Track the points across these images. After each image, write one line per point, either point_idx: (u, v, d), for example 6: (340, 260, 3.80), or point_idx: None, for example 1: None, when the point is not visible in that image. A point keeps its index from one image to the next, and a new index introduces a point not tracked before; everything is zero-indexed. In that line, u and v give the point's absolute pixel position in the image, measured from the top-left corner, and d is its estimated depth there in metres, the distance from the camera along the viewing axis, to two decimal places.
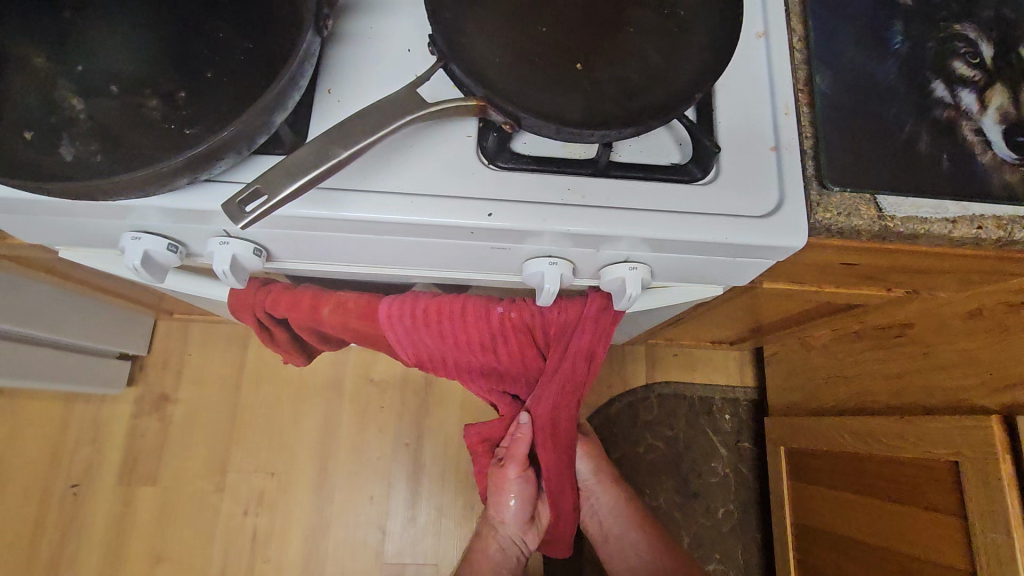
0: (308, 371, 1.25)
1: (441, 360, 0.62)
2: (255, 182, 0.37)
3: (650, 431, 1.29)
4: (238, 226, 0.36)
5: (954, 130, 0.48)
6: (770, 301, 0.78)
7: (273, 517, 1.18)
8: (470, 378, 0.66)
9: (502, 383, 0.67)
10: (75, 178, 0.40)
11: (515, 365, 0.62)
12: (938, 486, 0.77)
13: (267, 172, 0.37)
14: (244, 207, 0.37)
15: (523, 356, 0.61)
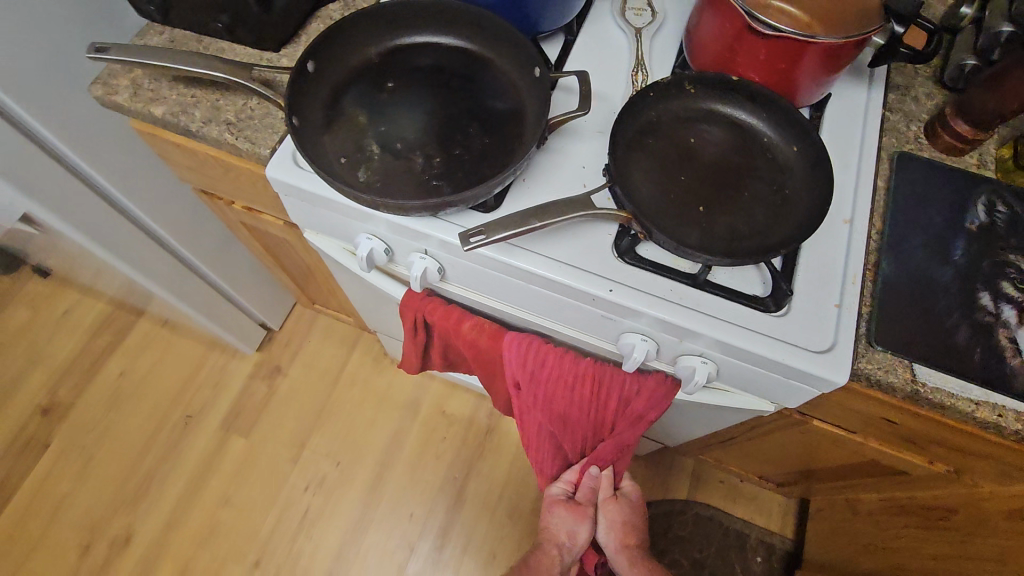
0: (395, 385, 1.45)
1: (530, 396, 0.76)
2: (482, 226, 0.59)
3: (678, 547, 1.32)
4: (464, 248, 0.59)
5: (992, 333, 0.60)
6: (819, 443, 0.87)
7: (327, 500, 1.33)
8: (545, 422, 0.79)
9: (569, 433, 0.79)
10: (364, 192, 0.62)
11: (584, 415, 0.75)
12: None
13: (489, 222, 0.59)
14: (470, 239, 0.59)
15: (593, 408, 0.74)
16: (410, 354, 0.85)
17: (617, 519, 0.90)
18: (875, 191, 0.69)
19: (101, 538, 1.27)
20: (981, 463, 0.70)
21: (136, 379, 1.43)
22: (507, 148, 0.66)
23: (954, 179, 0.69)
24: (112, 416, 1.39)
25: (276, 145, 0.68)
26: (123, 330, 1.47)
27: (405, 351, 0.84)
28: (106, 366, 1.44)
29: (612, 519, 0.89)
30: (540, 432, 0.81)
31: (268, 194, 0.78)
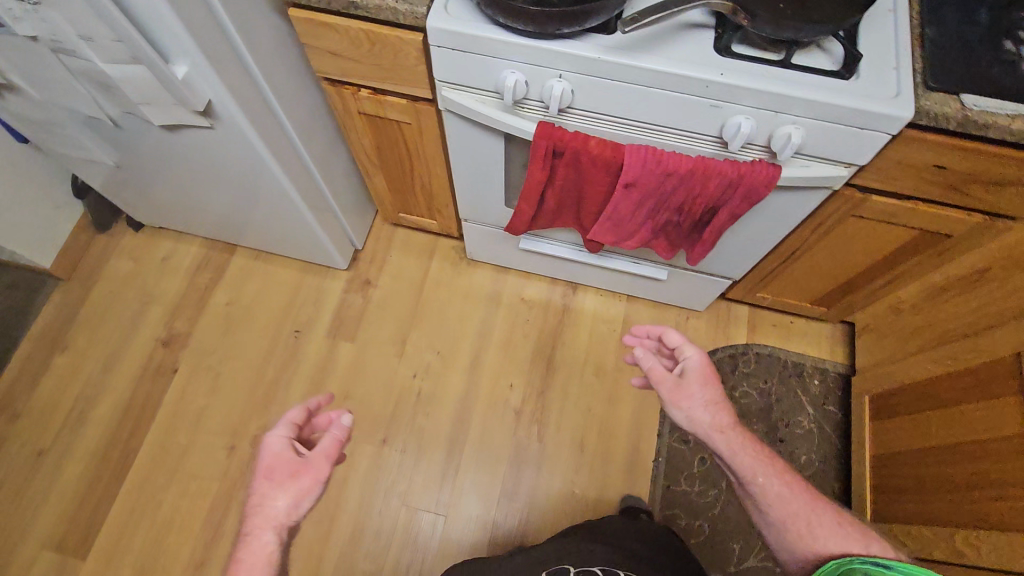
0: (474, 282, 1.61)
1: (640, 187, 0.92)
2: (635, 16, 0.73)
3: (746, 381, 1.49)
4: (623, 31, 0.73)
5: (1016, 67, 0.79)
6: (874, 229, 1.05)
7: (435, 383, 1.50)
8: (649, 202, 0.95)
9: (668, 207, 0.96)
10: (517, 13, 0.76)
11: (686, 195, 0.92)
12: (1000, 377, 0.95)
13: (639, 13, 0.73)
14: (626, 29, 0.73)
15: (695, 190, 0.91)
16: (532, 187, 1.00)
17: (703, 397, 0.88)
18: None
19: (243, 438, 1.43)
20: (1012, 196, 0.89)
21: (242, 306, 1.57)
22: None
23: None
24: (229, 339, 1.53)
25: (430, 3, 0.83)
26: (221, 266, 1.61)
27: (528, 183, 1.00)
28: (213, 297, 1.58)
29: (696, 399, 0.88)
30: (642, 209, 0.97)
31: (409, 63, 0.93)
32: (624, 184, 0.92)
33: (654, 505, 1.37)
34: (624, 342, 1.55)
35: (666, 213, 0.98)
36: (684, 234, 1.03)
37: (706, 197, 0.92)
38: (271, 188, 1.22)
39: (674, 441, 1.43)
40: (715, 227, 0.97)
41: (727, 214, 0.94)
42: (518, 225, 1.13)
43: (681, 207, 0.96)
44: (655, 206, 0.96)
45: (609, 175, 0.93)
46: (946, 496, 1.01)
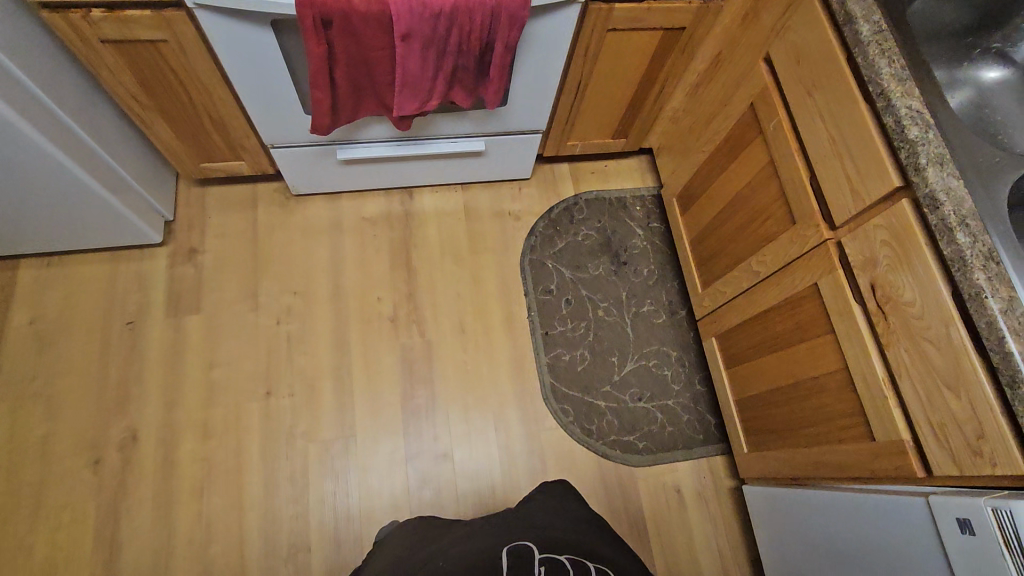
0: (310, 217, 1.57)
1: (416, 35, 0.98)
2: None
3: (584, 225, 1.66)
4: None
5: None
6: (627, 40, 1.22)
7: (302, 323, 1.46)
8: (431, 51, 1.02)
9: (450, 52, 1.03)
10: None
11: (461, 33, 1.00)
12: (748, 127, 1.18)
13: None
14: None
15: (466, 26, 0.99)
16: (318, 69, 1.01)
17: None
18: None
19: (107, 447, 1.30)
20: None
21: (51, 318, 1.38)
22: None
23: None
24: (49, 356, 1.35)
25: None
26: (6, 286, 1.39)
27: (313, 66, 1.01)
28: (10, 320, 1.36)
29: None
30: (429, 60, 1.03)
31: None
32: (401, 36, 0.97)
33: (539, 353, 1.51)
34: (471, 226, 1.62)
35: (451, 60, 1.05)
36: (477, 79, 1.12)
37: (479, 31, 1.00)
38: (56, 177, 1.14)
39: (540, 295, 1.56)
40: (499, 60, 1.08)
41: (504, 45, 1.04)
42: (322, 121, 1.14)
43: (461, 50, 1.04)
44: (438, 55, 1.03)
45: (385, 32, 0.98)
46: (741, 239, 1.25)
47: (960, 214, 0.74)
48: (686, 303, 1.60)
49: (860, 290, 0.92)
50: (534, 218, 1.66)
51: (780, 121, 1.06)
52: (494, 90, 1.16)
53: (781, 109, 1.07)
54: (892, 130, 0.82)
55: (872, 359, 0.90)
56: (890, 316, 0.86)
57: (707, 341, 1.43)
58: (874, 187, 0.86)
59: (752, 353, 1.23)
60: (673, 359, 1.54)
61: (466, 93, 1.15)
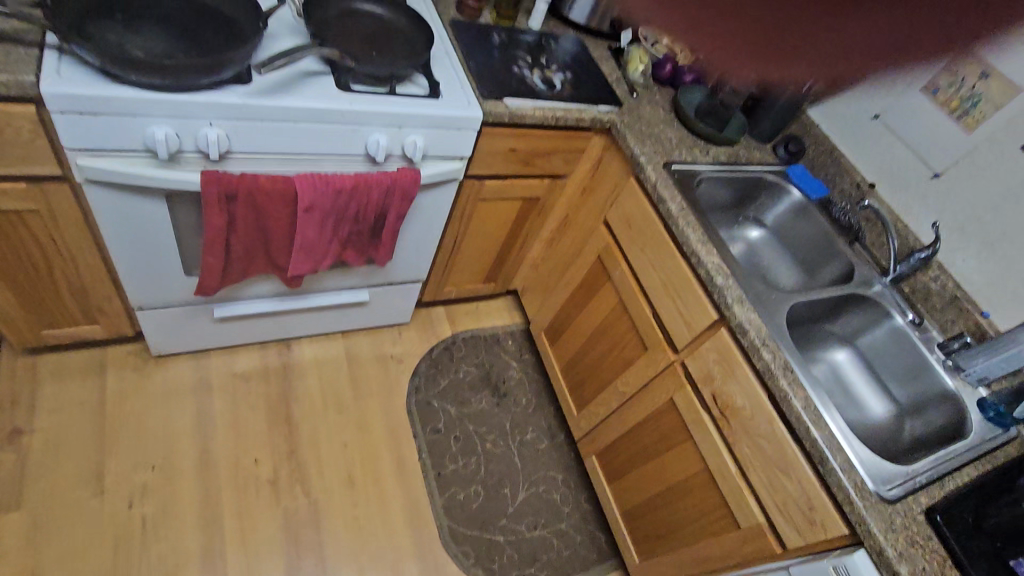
0: (172, 379, 1.45)
1: (319, 207, 1.08)
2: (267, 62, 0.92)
3: (463, 362, 1.77)
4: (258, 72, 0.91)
5: (524, 78, 1.27)
6: (495, 207, 1.45)
7: (161, 501, 1.28)
8: (329, 220, 1.12)
9: (346, 220, 1.15)
10: (143, 68, 0.84)
11: (358, 205, 1.13)
12: (597, 274, 1.44)
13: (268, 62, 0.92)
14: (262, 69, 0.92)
15: (364, 199, 1.12)
16: (215, 238, 1.05)
17: None
18: (449, 39, 1.28)
19: None
20: (555, 159, 1.39)
21: None
22: (237, 42, 0.98)
23: (478, 27, 1.34)
24: None
25: (37, 73, 0.83)
26: None
27: (210, 235, 1.04)
28: None
29: None
30: (327, 227, 1.14)
31: (21, 140, 0.88)
32: (304, 209, 1.07)
33: (434, 495, 1.50)
34: (353, 373, 1.63)
35: (348, 227, 1.16)
36: (370, 241, 1.24)
37: (375, 203, 1.15)
38: None
39: (429, 435, 1.59)
40: (391, 226, 1.22)
41: (396, 214, 1.19)
42: (210, 283, 1.14)
43: (357, 218, 1.16)
44: (336, 223, 1.14)
45: (288, 206, 1.06)
46: (604, 365, 1.46)
47: (762, 338, 1.02)
48: (563, 426, 1.75)
49: (705, 401, 1.14)
50: (415, 360, 1.72)
51: (623, 270, 1.33)
52: (385, 250, 1.28)
53: (622, 261, 1.35)
54: (706, 278, 1.10)
55: (725, 457, 1.10)
56: (731, 420, 1.08)
57: (588, 460, 1.56)
58: (700, 320, 1.13)
59: (628, 466, 1.39)
60: (559, 481, 1.64)
61: (359, 253, 1.26)
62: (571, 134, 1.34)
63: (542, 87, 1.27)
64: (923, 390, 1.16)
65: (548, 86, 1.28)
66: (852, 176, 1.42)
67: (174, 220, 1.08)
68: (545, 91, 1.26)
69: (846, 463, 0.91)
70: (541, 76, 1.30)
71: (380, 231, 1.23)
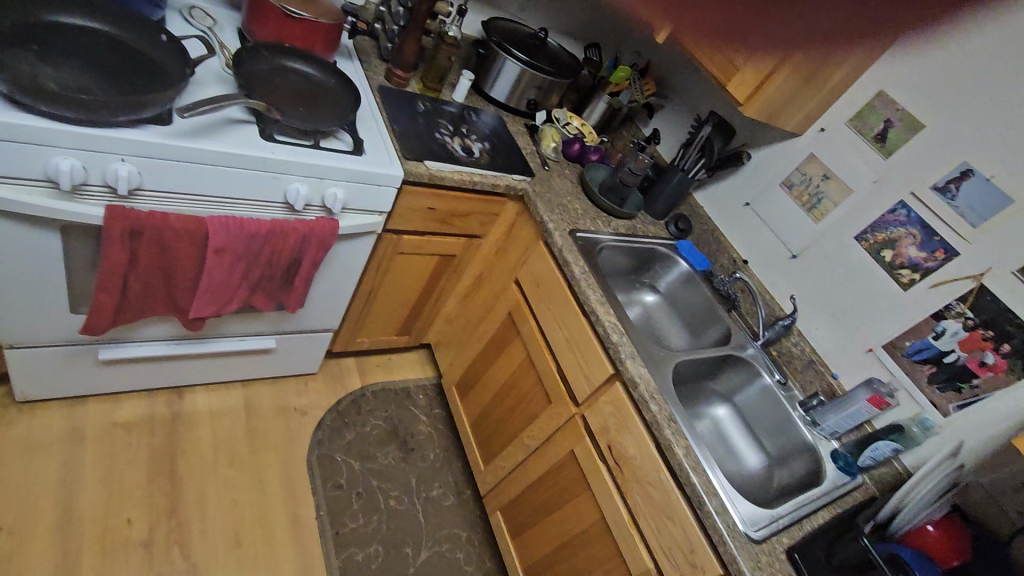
0: (38, 428, 1.31)
1: (230, 249, 1.08)
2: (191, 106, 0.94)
3: (371, 415, 1.74)
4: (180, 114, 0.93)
5: (445, 145, 1.37)
6: (412, 261, 1.51)
7: (6, 568, 1.13)
8: (240, 263, 1.12)
9: (258, 264, 1.15)
10: (55, 99, 0.83)
11: (272, 250, 1.14)
12: (507, 330, 1.51)
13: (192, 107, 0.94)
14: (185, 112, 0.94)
15: (277, 244, 1.14)
16: (113, 274, 1.01)
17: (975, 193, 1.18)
18: (376, 103, 1.37)
19: None
20: (472, 220, 1.49)
21: None
22: (161, 85, 0.99)
23: (405, 95, 1.44)
24: None
25: None
26: None
27: (107, 270, 1.00)
28: None
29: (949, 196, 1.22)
30: (237, 270, 1.13)
31: None
32: (214, 250, 1.06)
33: (330, 556, 1.42)
34: (251, 424, 1.55)
35: (259, 271, 1.16)
36: (280, 286, 1.24)
37: (289, 249, 1.16)
38: None
39: (329, 491, 1.53)
40: (303, 273, 1.23)
41: (310, 261, 1.21)
42: (100, 322, 1.08)
43: (269, 263, 1.17)
44: (247, 266, 1.14)
45: (197, 246, 1.05)
46: (510, 419, 1.50)
47: (650, 391, 1.12)
48: (470, 482, 1.74)
49: (601, 451, 1.21)
50: (321, 412, 1.68)
51: (531, 327, 1.42)
52: (296, 296, 1.28)
53: (530, 318, 1.43)
54: (603, 335, 1.21)
55: (618, 505, 1.17)
56: (624, 469, 1.16)
57: (493, 516, 1.57)
58: (598, 374, 1.22)
59: (531, 520, 1.41)
60: (463, 539, 1.61)
61: (268, 299, 1.25)
62: (487, 198, 1.45)
63: (461, 154, 1.38)
64: (788, 442, 1.31)
65: (467, 153, 1.39)
66: (730, 253, 1.63)
67: (67, 254, 1.03)
68: (464, 158, 1.37)
69: (721, 506, 1.00)
70: (461, 145, 1.41)
71: (291, 277, 1.24)
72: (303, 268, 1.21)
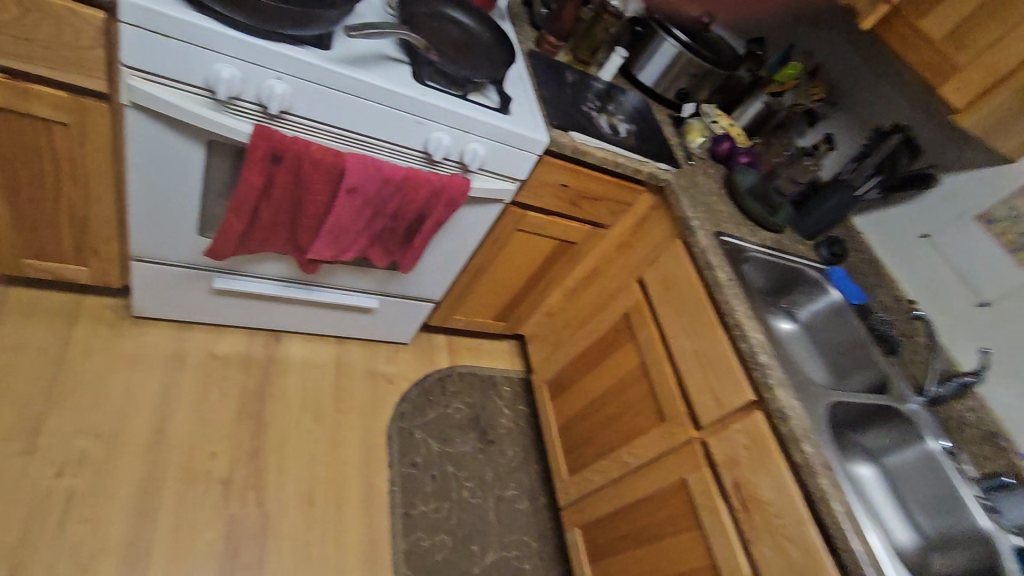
0: (145, 346, 1.32)
1: (361, 191, 1.02)
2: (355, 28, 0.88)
3: (455, 398, 1.66)
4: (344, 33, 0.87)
5: (592, 119, 1.25)
6: (530, 241, 1.40)
7: (96, 474, 1.13)
8: (368, 208, 1.06)
9: (384, 213, 1.08)
10: None
11: (400, 200, 1.07)
12: (621, 333, 1.36)
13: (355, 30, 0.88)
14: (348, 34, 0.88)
15: (407, 195, 1.06)
16: (247, 196, 0.98)
17: None
18: (525, 66, 1.27)
19: None
20: (602, 206, 1.36)
21: None
22: None
23: (554, 63, 1.35)
24: None
25: None
26: None
27: (242, 192, 0.97)
28: None
29: None
30: (363, 216, 1.07)
31: (78, 45, 0.83)
32: (346, 189, 1.00)
33: (396, 535, 1.34)
34: (339, 383, 1.51)
35: (383, 221, 1.10)
36: (400, 242, 1.17)
37: (417, 203, 1.08)
38: None
39: (404, 467, 1.45)
40: (425, 232, 1.15)
41: (435, 220, 1.13)
42: (225, 246, 1.05)
43: (395, 214, 1.09)
44: (373, 213, 1.07)
45: (330, 182, 1.00)
46: (608, 430, 1.35)
47: (802, 428, 0.94)
48: (546, 490, 1.61)
49: (723, 487, 1.04)
50: (407, 384, 1.61)
51: (652, 333, 1.26)
52: (413, 256, 1.21)
53: (652, 323, 1.28)
54: (748, 354, 1.03)
55: (738, 554, 0.99)
56: (752, 514, 0.98)
57: (571, 533, 1.43)
58: (732, 398, 1.05)
59: (616, 547, 1.26)
60: (533, 550, 1.48)
61: (385, 253, 1.18)
62: (624, 184, 1.32)
63: (608, 130, 1.26)
64: (954, 525, 1.07)
65: (613, 131, 1.27)
66: (892, 290, 1.39)
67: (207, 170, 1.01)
68: (610, 136, 1.25)
69: None
70: (607, 121, 1.28)
71: (413, 234, 1.16)
72: (426, 226, 1.13)
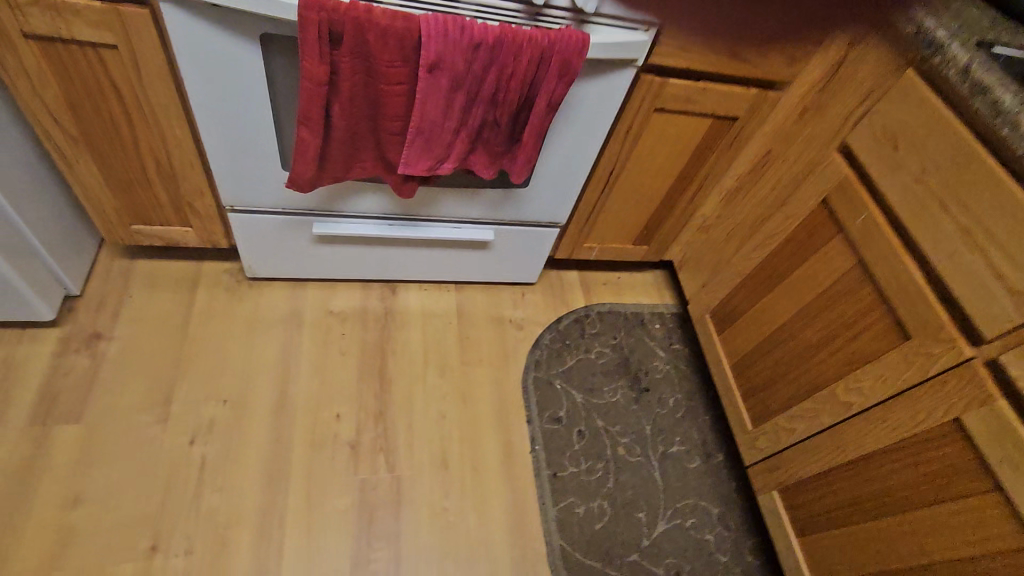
0: (262, 307, 1.25)
1: (446, 66, 0.78)
2: None
3: (596, 341, 1.39)
4: None
5: None
6: (674, 125, 1.07)
7: (226, 440, 1.07)
8: (458, 92, 0.81)
9: (479, 97, 0.83)
10: None
11: (498, 74, 0.81)
12: (816, 229, 0.98)
13: None
14: None
15: (506, 66, 0.80)
16: (313, 97, 0.78)
17: None
18: None
19: None
20: (774, 55, 0.97)
21: None
22: None
23: None
24: None
25: None
26: None
27: (306, 92, 0.78)
28: None
29: None
30: (454, 105, 0.83)
31: None
32: (427, 66, 0.77)
33: (546, 501, 1.14)
34: (463, 332, 1.32)
35: (479, 110, 0.85)
36: (505, 140, 0.92)
37: (520, 76, 0.82)
38: None
39: (546, 423, 1.23)
40: (535, 119, 0.88)
41: (545, 100, 0.86)
42: (303, 171, 0.88)
43: (493, 97, 0.84)
44: (465, 99, 0.83)
45: (407, 60, 0.77)
46: (811, 363, 0.99)
47: None
48: (722, 445, 1.30)
49: None
50: (539, 329, 1.38)
51: (874, 217, 0.87)
52: (524, 158, 0.95)
53: (872, 203, 0.89)
54: None
55: None
56: None
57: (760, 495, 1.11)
58: None
59: (843, 517, 0.92)
60: (714, 517, 1.19)
61: (489, 158, 0.94)
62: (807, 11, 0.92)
63: None
64: None
65: None
66: None
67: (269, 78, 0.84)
68: None
69: None
70: None
71: (520, 125, 0.90)
72: (535, 110, 0.87)
